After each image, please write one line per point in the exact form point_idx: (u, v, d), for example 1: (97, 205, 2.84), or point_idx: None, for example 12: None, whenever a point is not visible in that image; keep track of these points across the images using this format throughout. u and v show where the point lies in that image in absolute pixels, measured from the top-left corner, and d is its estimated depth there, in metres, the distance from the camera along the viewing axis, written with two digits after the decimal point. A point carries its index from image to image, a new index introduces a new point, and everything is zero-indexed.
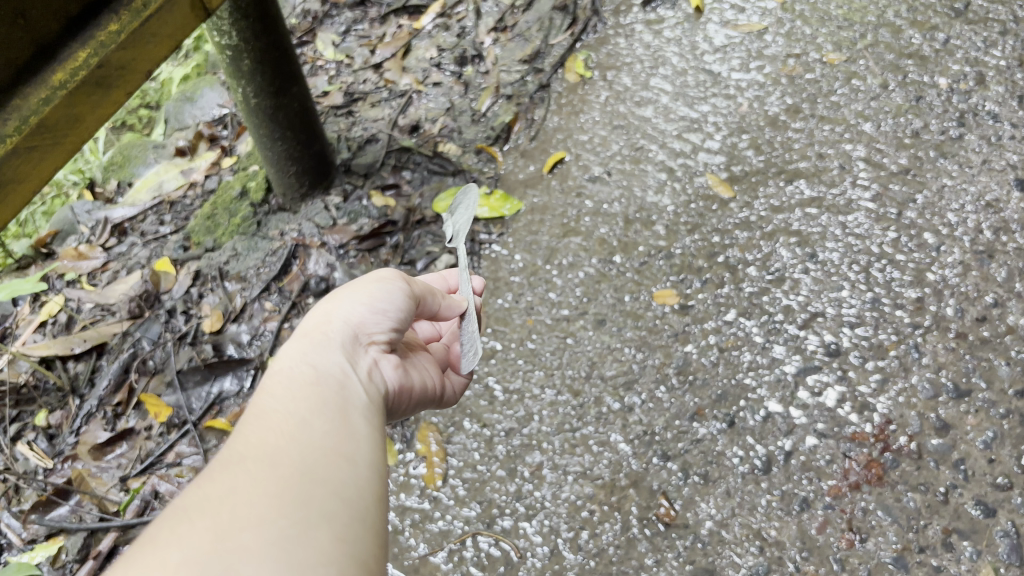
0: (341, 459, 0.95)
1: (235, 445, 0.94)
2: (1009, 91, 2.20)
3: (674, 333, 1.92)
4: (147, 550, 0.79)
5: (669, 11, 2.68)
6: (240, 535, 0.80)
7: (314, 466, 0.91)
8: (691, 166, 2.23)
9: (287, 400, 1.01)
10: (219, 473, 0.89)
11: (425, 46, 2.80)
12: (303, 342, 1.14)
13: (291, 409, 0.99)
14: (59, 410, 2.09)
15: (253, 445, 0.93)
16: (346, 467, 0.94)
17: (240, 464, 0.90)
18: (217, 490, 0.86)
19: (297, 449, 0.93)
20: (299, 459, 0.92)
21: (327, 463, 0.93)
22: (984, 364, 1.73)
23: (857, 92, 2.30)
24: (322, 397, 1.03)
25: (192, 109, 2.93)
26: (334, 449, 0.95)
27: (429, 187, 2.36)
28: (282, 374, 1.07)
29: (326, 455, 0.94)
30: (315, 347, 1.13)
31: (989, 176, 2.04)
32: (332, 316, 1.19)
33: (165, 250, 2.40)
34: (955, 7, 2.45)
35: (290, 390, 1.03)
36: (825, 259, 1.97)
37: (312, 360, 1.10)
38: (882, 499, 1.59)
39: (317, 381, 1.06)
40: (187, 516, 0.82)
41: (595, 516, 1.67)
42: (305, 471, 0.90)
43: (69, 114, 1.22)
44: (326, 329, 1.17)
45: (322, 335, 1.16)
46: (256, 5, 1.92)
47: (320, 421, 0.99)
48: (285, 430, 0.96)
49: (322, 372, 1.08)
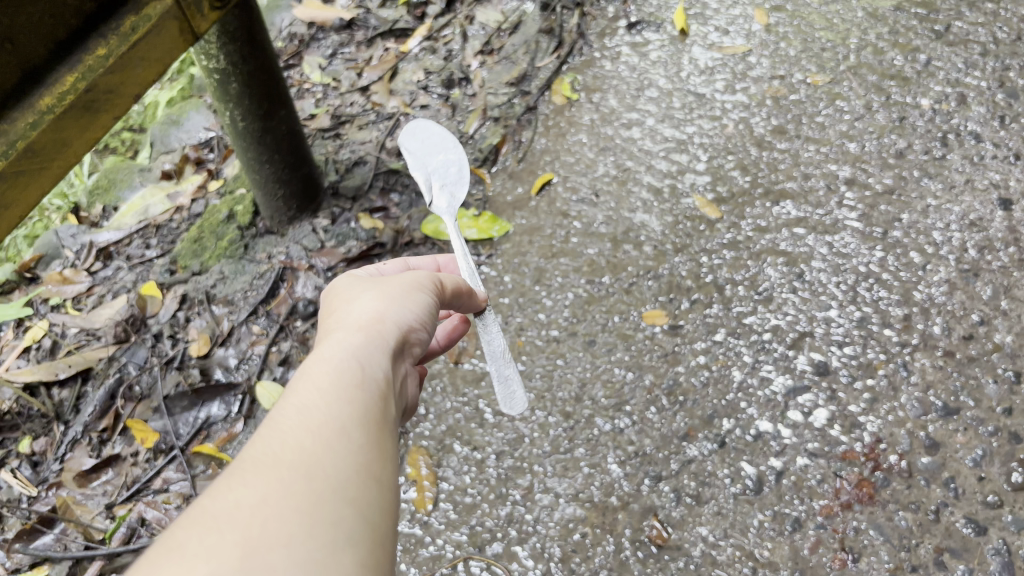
0: (374, 478, 0.89)
1: (270, 441, 0.87)
2: (991, 111, 2.23)
3: (664, 353, 1.92)
4: (171, 554, 0.73)
5: (655, 34, 2.70)
6: (270, 558, 0.74)
7: (348, 485, 0.85)
8: (679, 187, 2.24)
9: (331, 402, 0.94)
10: (249, 474, 0.82)
11: (412, 68, 2.81)
12: (355, 336, 1.05)
13: (332, 412, 0.92)
14: (44, 436, 2.06)
15: (288, 448, 0.87)
16: (377, 489, 0.88)
17: (273, 469, 0.84)
18: (247, 496, 0.80)
19: (333, 460, 0.87)
20: (333, 474, 0.85)
21: (361, 482, 0.87)
22: (972, 383, 1.74)
23: (842, 113, 2.32)
24: (364, 404, 0.96)
25: (178, 132, 2.92)
26: (369, 465, 0.89)
27: (417, 210, 2.37)
28: (328, 367, 0.99)
29: (360, 472, 0.88)
30: (368, 348, 1.04)
31: (973, 196, 2.06)
32: (386, 315, 1.10)
33: (151, 274, 2.39)
34: (936, 29, 2.48)
35: (334, 389, 0.96)
36: (813, 278, 1.98)
37: (361, 358, 1.02)
38: (874, 518, 1.59)
39: (362, 385, 0.98)
40: (214, 523, 0.76)
41: (587, 539, 1.66)
42: (337, 489, 0.84)
43: (56, 139, 1.21)
44: (381, 328, 1.08)
45: (377, 334, 1.07)
46: (244, 28, 1.92)
47: (359, 432, 0.92)
48: (325, 437, 0.89)
49: (370, 376, 1.00)
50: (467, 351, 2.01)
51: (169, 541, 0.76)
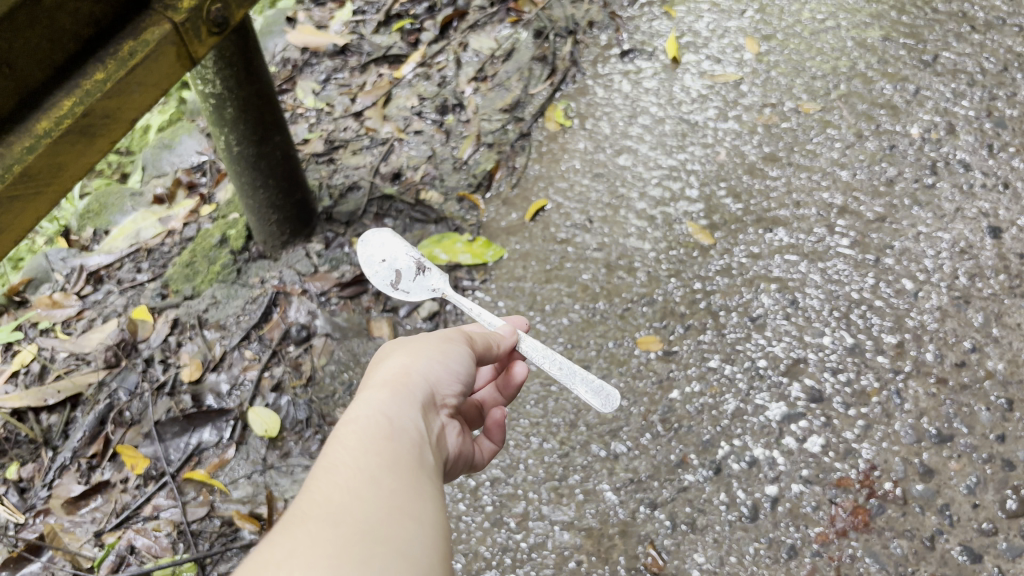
0: (411, 517, 0.90)
1: (297, 504, 0.89)
2: (979, 140, 2.26)
3: (659, 380, 1.91)
4: None
5: (647, 62, 2.72)
6: None
7: (380, 525, 0.86)
8: (671, 214, 2.25)
9: (357, 455, 0.95)
10: (279, 532, 0.84)
11: (406, 94, 2.83)
12: (386, 392, 1.08)
13: (360, 463, 0.94)
14: (31, 463, 2.04)
15: (320, 501, 0.88)
16: (412, 526, 0.89)
17: (300, 524, 0.85)
18: (277, 551, 0.80)
19: (363, 508, 0.88)
20: (363, 518, 0.86)
21: (393, 522, 0.88)
22: (965, 410, 1.74)
23: (833, 140, 2.34)
24: (392, 455, 0.97)
25: (170, 156, 2.92)
26: (402, 508, 0.90)
27: (411, 235, 2.36)
28: (357, 423, 1.01)
29: (395, 513, 0.89)
30: (398, 401, 1.07)
31: (963, 224, 2.07)
32: (411, 370, 1.13)
33: (142, 298, 2.37)
34: (924, 59, 2.51)
35: (362, 443, 0.97)
36: (807, 305, 1.98)
37: (389, 413, 1.04)
38: (869, 546, 1.59)
39: (390, 437, 1.00)
40: None
41: (583, 567, 1.65)
42: (369, 529, 0.85)
43: (53, 163, 1.19)
44: (408, 383, 1.11)
45: (408, 392, 1.09)
46: (241, 54, 1.92)
47: (388, 478, 0.94)
48: (351, 486, 0.90)
49: (397, 428, 1.02)
50: None
51: None
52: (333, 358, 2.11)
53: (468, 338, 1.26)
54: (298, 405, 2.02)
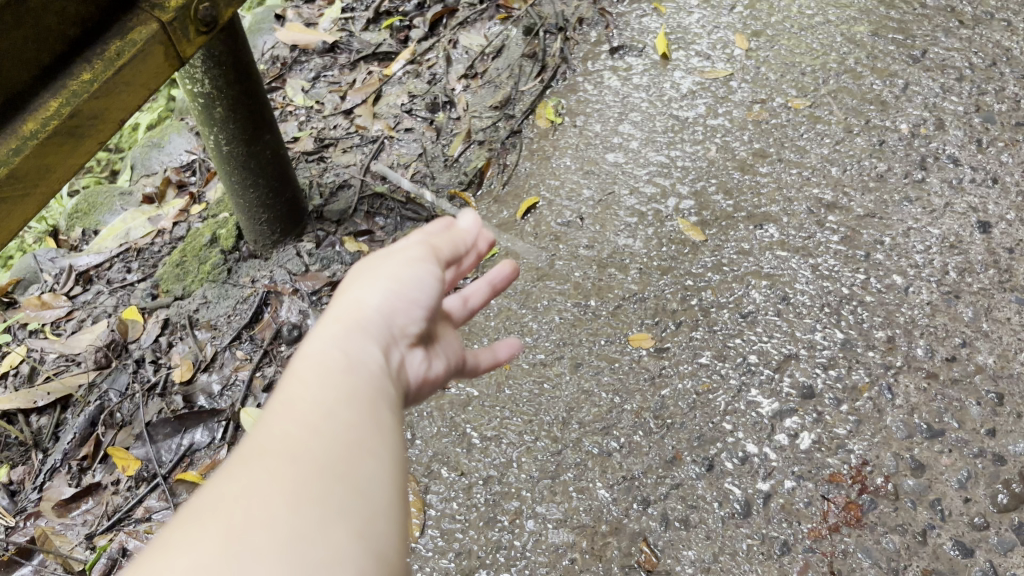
0: (365, 450, 0.88)
1: (253, 439, 0.88)
2: (968, 135, 2.26)
3: (651, 376, 1.91)
4: (156, 559, 0.74)
5: (637, 58, 2.72)
6: (252, 537, 0.76)
7: (333, 458, 0.85)
8: (662, 211, 2.25)
9: (315, 388, 0.93)
10: (236, 471, 0.83)
11: (396, 92, 2.85)
12: (343, 325, 1.03)
13: (316, 399, 0.92)
14: (21, 465, 2.06)
15: (275, 437, 0.87)
16: (367, 461, 0.87)
17: (256, 462, 0.84)
18: (229, 492, 0.80)
19: (315, 442, 0.87)
20: (316, 452, 0.85)
21: (347, 456, 0.86)
22: (956, 405, 1.74)
23: (822, 136, 2.34)
24: (350, 388, 0.94)
25: (160, 155, 2.93)
26: (357, 442, 0.88)
27: (402, 233, 2.38)
28: (315, 358, 0.97)
29: (348, 446, 0.87)
30: (354, 333, 1.02)
31: (952, 219, 2.08)
32: (367, 303, 1.07)
33: (133, 298, 2.40)
34: (913, 54, 2.51)
35: (320, 376, 0.94)
36: (797, 301, 1.98)
37: (348, 347, 1.00)
38: (862, 541, 1.58)
39: (350, 371, 0.97)
40: (195, 521, 0.78)
41: (576, 564, 1.64)
42: (322, 466, 0.84)
43: (41, 166, 1.16)
44: (366, 315, 1.05)
45: (364, 323, 1.04)
46: (230, 54, 1.92)
47: (344, 411, 0.91)
48: (308, 422, 0.89)
49: (356, 362, 0.98)
50: None
51: (159, 547, 0.76)
52: None
53: (431, 250, 1.20)
54: None
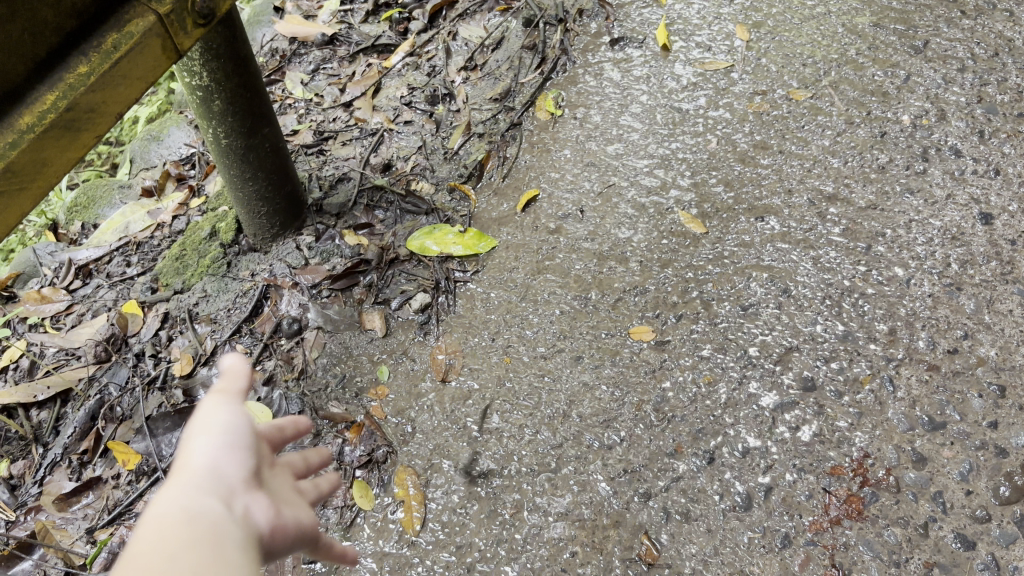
0: None
1: None
2: (970, 126, 2.25)
3: (652, 369, 1.91)
4: None
5: (637, 50, 2.70)
6: None
7: None
8: (663, 204, 2.25)
9: (154, 549, 0.81)
10: None
11: (396, 84, 2.90)
12: (179, 480, 0.91)
13: (159, 560, 0.80)
14: (21, 459, 2.07)
15: None
16: None
17: None
18: None
19: None
20: None
21: None
22: (958, 397, 1.73)
23: (824, 128, 2.33)
24: (195, 543, 0.83)
25: (159, 148, 2.94)
26: None
27: (402, 226, 2.40)
28: (143, 533, 0.85)
29: None
30: (193, 486, 0.90)
31: (954, 210, 2.07)
32: (199, 453, 0.95)
33: (132, 292, 2.40)
34: (915, 44, 2.50)
35: (161, 538, 0.83)
36: (799, 294, 1.97)
37: (188, 501, 0.88)
38: (863, 534, 1.57)
39: (190, 523, 0.85)
40: None
41: (577, 558, 1.63)
42: None
43: (36, 160, 1.16)
44: (206, 466, 0.93)
45: (202, 472, 0.92)
46: (228, 47, 1.91)
47: (192, 564, 0.80)
48: None
49: (198, 514, 0.86)
50: (453, 369, 2.01)
51: None
52: (325, 352, 2.12)
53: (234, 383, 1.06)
54: (291, 399, 2.02)
